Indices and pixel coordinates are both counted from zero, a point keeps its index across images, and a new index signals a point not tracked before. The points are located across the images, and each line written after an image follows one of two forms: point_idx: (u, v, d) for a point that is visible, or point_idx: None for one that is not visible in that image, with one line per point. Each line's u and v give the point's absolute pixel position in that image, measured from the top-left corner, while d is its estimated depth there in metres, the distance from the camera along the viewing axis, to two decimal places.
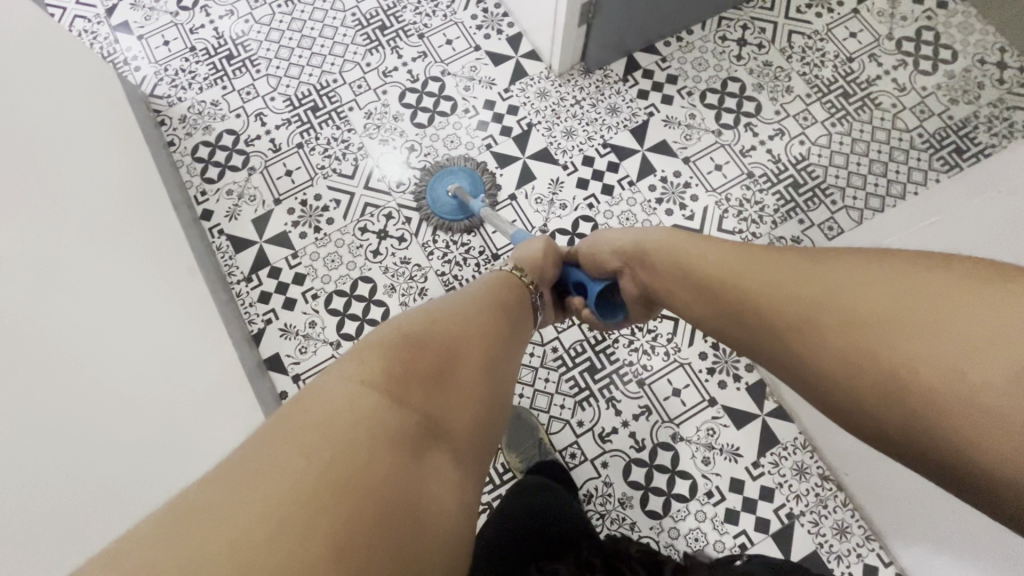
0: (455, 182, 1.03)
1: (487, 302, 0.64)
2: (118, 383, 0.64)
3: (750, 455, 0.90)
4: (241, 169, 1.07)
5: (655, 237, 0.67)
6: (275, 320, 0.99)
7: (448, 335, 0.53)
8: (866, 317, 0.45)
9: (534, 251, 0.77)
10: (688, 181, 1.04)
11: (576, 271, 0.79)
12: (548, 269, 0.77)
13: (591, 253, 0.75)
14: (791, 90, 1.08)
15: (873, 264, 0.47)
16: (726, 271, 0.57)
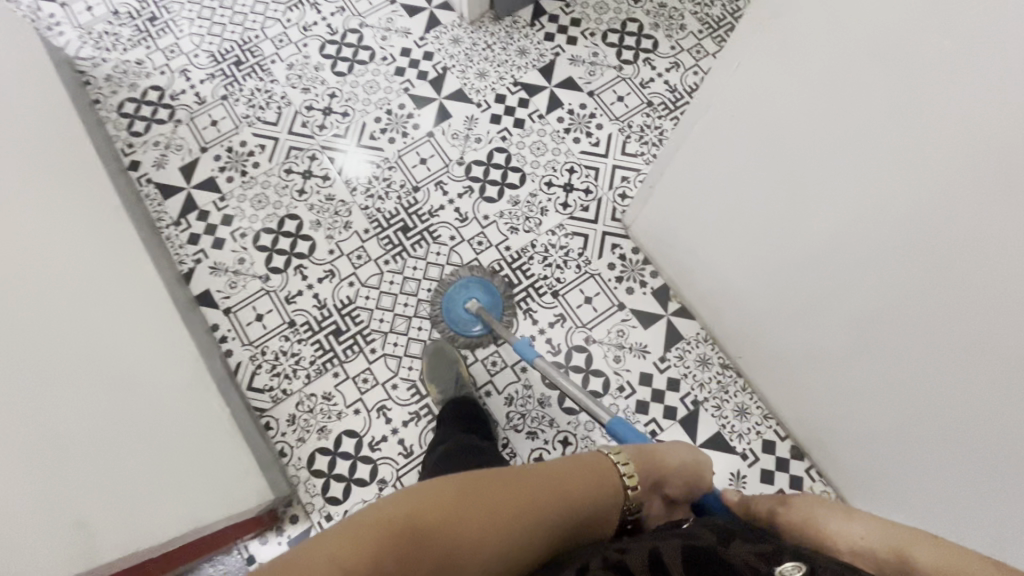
0: (474, 298, 0.99)
1: (603, 488, 0.51)
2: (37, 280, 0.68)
3: (656, 350, 0.98)
4: (167, 122, 1.11)
5: (822, 512, 0.44)
6: (205, 259, 1.03)
7: (540, 523, 0.45)
8: (883, 552, 0.38)
9: (672, 461, 0.57)
10: (593, 112, 1.12)
11: (741, 526, 0.52)
12: (673, 486, 0.57)
13: (802, 522, 0.45)
14: (684, 28, 1.18)
15: (912, 536, 0.37)
16: (805, 534, 0.44)
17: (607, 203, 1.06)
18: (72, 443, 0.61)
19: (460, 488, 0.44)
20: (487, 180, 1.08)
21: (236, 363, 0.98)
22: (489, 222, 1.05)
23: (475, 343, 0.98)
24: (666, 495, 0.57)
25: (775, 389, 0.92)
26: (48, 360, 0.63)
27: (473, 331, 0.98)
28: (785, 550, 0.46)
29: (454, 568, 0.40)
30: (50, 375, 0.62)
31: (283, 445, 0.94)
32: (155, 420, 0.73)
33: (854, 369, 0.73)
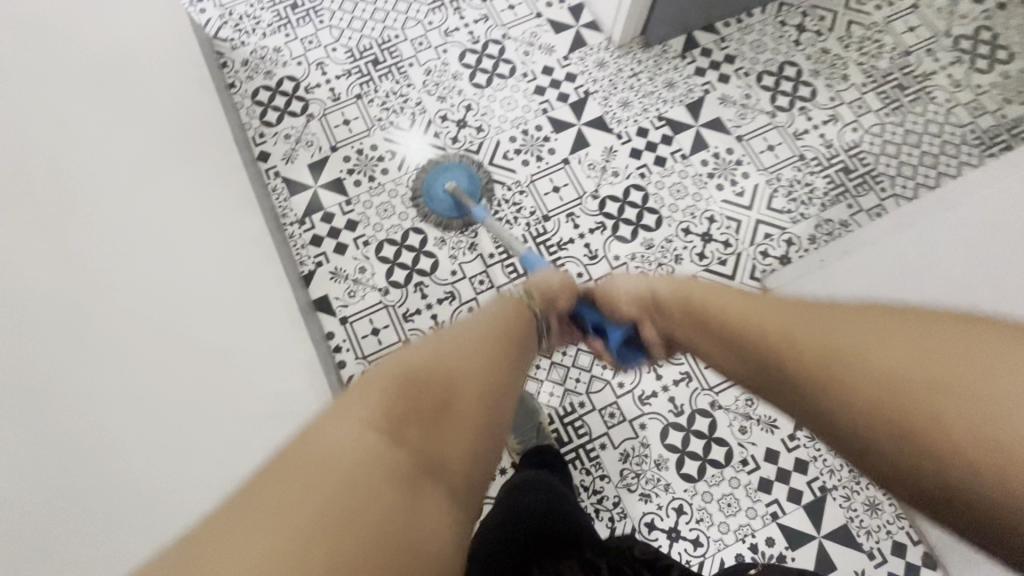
0: (453, 180, 1.02)
1: (490, 326, 0.58)
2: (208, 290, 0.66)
3: (786, 426, 0.92)
4: (300, 116, 1.09)
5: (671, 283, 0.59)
6: (326, 263, 1.01)
7: (459, 368, 0.50)
8: (904, 365, 0.40)
9: (553, 282, 0.67)
10: (740, 159, 1.05)
11: (584, 306, 0.67)
12: (563, 299, 0.67)
13: (610, 299, 0.64)
14: (846, 78, 1.10)
15: (904, 330, 0.42)
16: (684, 306, 0.57)
17: (746, 260, 1.00)
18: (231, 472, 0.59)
19: (391, 368, 0.47)
20: (621, 217, 1.02)
21: (348, 375, 0.95)
22: (620, 262, 1.00)
23: (448, 225, 1.01)
24: (558, 310, 0.67)
25: None
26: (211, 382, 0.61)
27: (449, 214, 1.01)
28: (608, 319, 0.65)
29: (439, 462, 0.43)
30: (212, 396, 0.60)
31: None
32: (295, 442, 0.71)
33: None
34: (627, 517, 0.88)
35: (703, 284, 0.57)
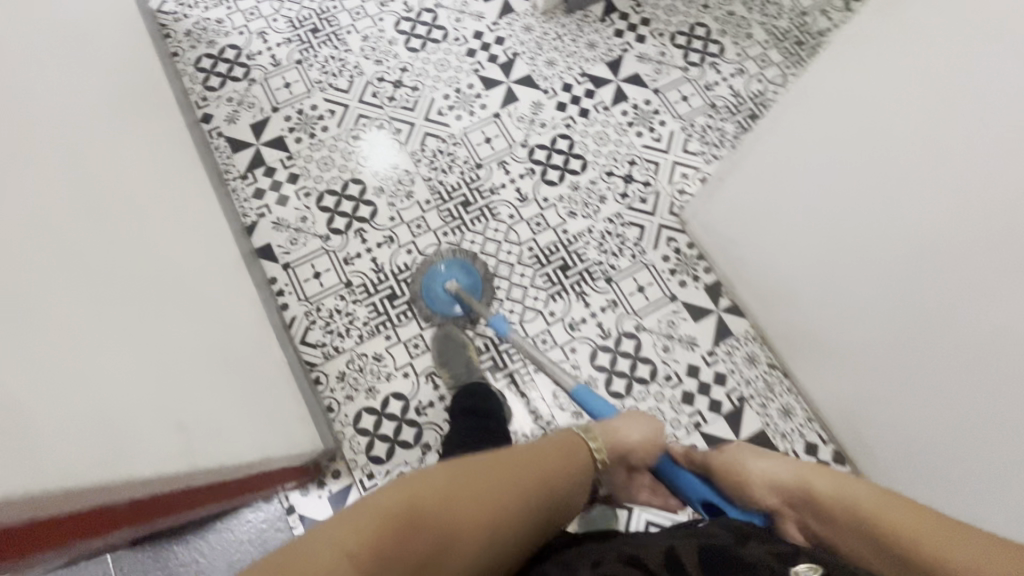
0: (453, 279, 1.00)
1: (557, 458, 0.61)
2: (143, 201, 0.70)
3: (705, 343, 0.99)
4: (242, 80, 1.14)
5: (763, 459, 0.58)
6: (269, 214, 1.05)
7: (489, 493, 0.52)
8: (906, 518, 0.46)
9: (632, 437, 0.68)
10: (657, 109, 1.14)
11: (688, 480, 0.64)
12: (636, 454, 0.68)
13: (728, 466, 0.60)
14: (751, 37, 1.20)
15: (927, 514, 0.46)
16: (766, 476, 0.56)
17: (665, 198, 1.08)
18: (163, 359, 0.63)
19: (442, 471, 0.51)
20: (549, 164, 1.09)
21: (291, 317, 0.99)
22: (549, 204, 1.07)
23: (450, 323, 0.98)
24: (631, 460, 0.68)
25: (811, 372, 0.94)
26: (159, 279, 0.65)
27: (451, 311, 0.99)
28: (727, 493, 0.59)
29: (443, 551, 0.45)
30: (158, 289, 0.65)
31: (331, 400, 0.95)
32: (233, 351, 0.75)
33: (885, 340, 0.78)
34: (560, 434, 0.94)
35: (755, 450, 0.60)
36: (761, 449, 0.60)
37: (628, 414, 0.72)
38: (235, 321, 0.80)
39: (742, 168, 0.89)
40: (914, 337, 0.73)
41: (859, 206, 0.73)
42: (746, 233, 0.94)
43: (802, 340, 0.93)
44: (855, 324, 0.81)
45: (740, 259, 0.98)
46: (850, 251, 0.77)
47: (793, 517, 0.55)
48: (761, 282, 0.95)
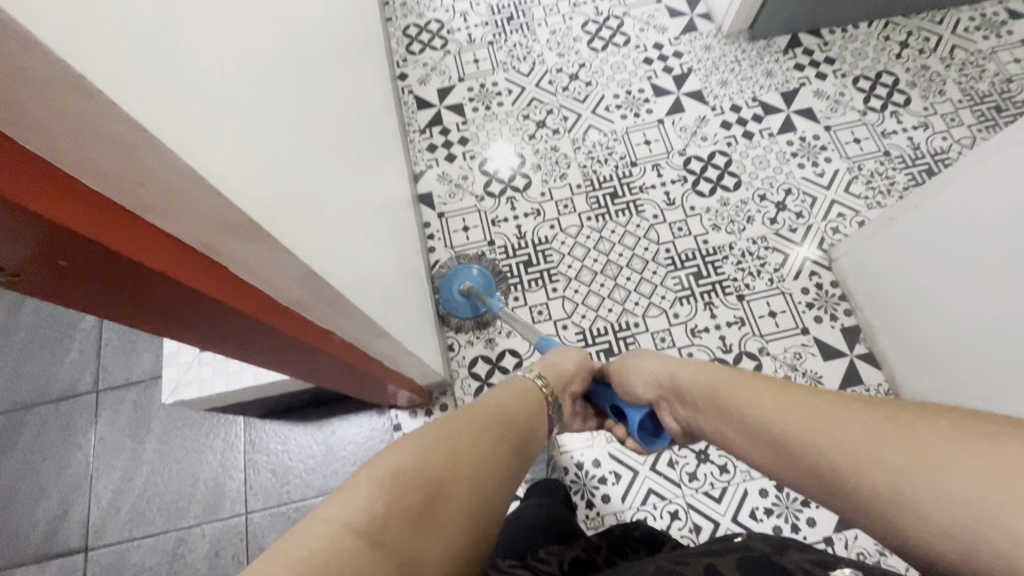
0: (466, 281, 1.02)
1: (516, 410, 0.59)
2: (364, 125, 0.81)
3: (831, 385, 0.95)
4: (438, 50, 1.27)
5: (645, 373, 0.62)
6: (435, 168, 1.16)
7: (472, 443, 0.49)
8: (809, 426, 0.41)
9: (564, 365, 0.70)
10: (825, 145, 1.13)
11: (602, 389, 0.72)
12: (575, 383, 0.71)
13: (621, 375, 0.66)
14: (943, 93, 1.16)
15: (798, 394, 0.44)
16: (710, 398, 0.52)
17: (817, 231, 1.06)
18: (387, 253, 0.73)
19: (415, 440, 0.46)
20: (702, 175, 1.12)
21: (434, 260, 1.08)
22: (694, 213, 1.09)
23: (464, 325, 1.01)
24: (572, 392, 0.71)
25: None
26: (379, 206, 0.79)
27: (466, 314, 1.01)
28: (628, 401, 0.65)
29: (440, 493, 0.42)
30: (380, 211, 0.77)
31: (453, 340, 1.02)
32: (404, 268, 0.84)
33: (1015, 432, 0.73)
34: None
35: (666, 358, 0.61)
36: (657, 353, 0.62)
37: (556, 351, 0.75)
38: (404, 247, 0.90)
39: (912, 219, 0.83)
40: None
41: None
42: (902, 277, 0.88)
43: None
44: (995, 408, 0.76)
45: (895, 306, 0.91)
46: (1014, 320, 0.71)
47: (680, 417, 0.59)
48: (911, 331, 0.89)
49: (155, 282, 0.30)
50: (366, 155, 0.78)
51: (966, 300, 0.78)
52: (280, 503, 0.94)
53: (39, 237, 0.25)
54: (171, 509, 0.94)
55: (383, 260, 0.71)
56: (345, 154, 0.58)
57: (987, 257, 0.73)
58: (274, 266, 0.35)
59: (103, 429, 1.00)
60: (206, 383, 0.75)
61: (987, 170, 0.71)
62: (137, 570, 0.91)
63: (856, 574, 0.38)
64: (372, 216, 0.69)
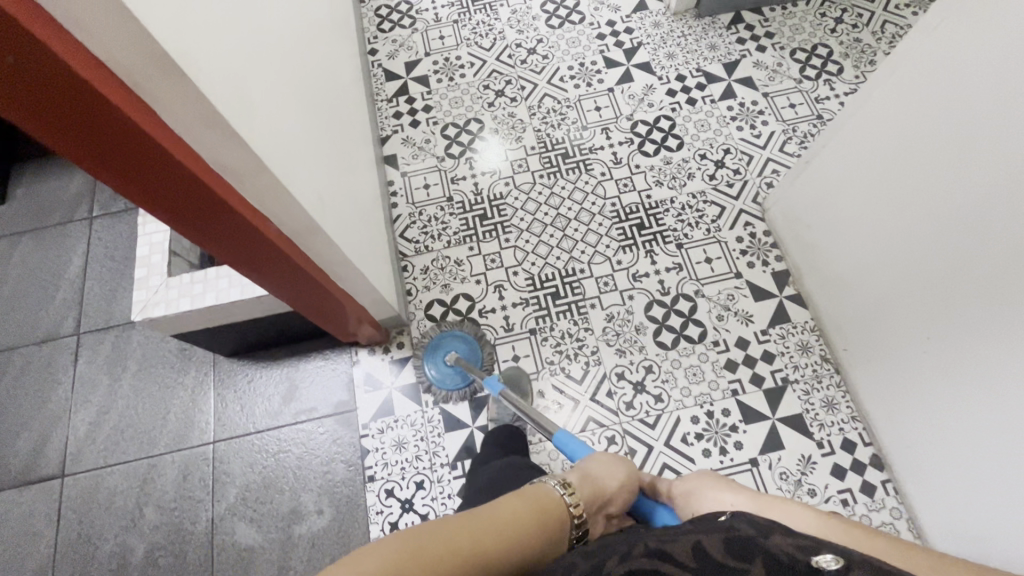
0: (453, 350, 1.01)
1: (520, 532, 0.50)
2: (329, 74, 0.90)
3: (760, 322, 1.02)
4: (407, 28, 1.36)
5: (713, 499, 0.63)
6: (401, 132, 1.24)
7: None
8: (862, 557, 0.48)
9: (609, 484, 0.63)
10: (763, 110, 1.21)
11: (658, 509, 0.66)
12: (613, 504, 0.63)
13: (687, 499, 0.65)
14: (873, 63, 1.24)
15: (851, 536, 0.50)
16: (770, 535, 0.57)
17: (752, 186, 1.13)
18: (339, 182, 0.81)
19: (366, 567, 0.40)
20: (648, 137, 1.20)
21: (397, 215, 1.16)
22: (639, 171, 1.16)
23: (453, 396, 0.99)
24: (610, 513, 0.62)
25: (858, 361, 0.95)
26: (339, 145, 0.87)
27: (454, 383, 0.98)
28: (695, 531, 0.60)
29: None
30: (338, 147, 0.85)
31: (411, 286, 1.09)
32: (361, 206, 0.92)
33: (915, 336, 0.82)
34: (601, 364, 1.01)
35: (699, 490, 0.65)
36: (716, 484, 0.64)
37: (587, 461, 0.66)
38: (364, 191, 0.98)
39: (821, 158, 0.92)
40: (943, 329, 0.77)
41: (908, 196, 0.77)
42: (818, 214, 0.96)
43: (864, 326, 0.92)
44: (898, 318, 0.84)
45: (813, 243, 0.99)
46: (904, 235, 0.79)
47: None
48: (826, 263, 0.97)
49: (91, 106, 0.37)
50: (329, 99, 0.86)
51: (867, 224, 0.86)
52: (245, 433, 1.00)
53: (26, 60, 0.33)
54: (143, 439, 1.01)
55: (336, 187, 0.79)
56: (293, 78, 0.66)
57: (878, 181, 0.81)
58: (201, 116, 0.42)
59: (82, 368, 1.07)
60: (171, 303, 0.83)
61: (877, 100, 0.78)
62: (109, 494, 0.97)
63: (838, 559, 0.38)
64: (324, 144, 0.77)
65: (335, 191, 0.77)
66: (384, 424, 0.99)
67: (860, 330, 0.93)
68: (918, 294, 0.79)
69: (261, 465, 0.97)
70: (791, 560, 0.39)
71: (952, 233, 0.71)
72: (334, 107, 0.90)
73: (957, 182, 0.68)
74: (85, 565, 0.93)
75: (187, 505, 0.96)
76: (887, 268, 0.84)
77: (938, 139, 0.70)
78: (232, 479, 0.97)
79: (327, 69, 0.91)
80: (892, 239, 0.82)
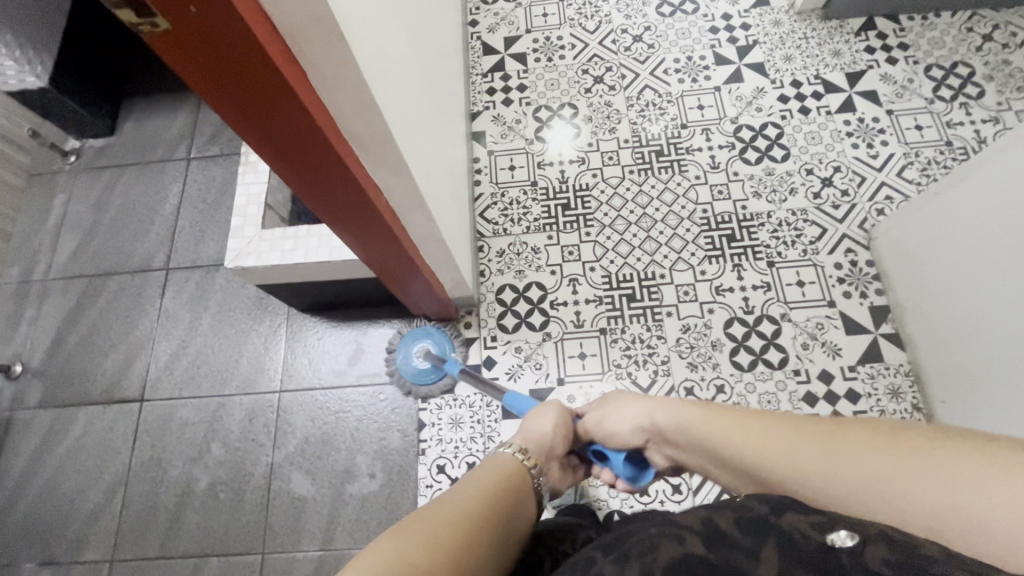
0: (427, 346, 1.01)
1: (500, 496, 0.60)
2: (434, 44, 0.89)
3: (849, 357, 0.96)
4: (511, 2, 1.32)
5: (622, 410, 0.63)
6: (492, 109, 1.22)
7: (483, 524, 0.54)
8: (854, 481, 0.41)
9: (543, 429, 0.70)
10: (884, 129, 1.11)
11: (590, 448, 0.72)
12: (556, 446, 0.71)
13: (599, 420, 0.67)
14: (1021, 90, 1.11)
15: (859, 439, 0.42)
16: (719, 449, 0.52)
17: (860, 211, 1.05)
18: (438, 158, 0.80)
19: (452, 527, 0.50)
20: (751, 144, 1.13)
21: (479, 193, 1.15)
22: (737, 178, 1.10)
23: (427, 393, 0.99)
24: (556, 456, 0.70)
25: (953, 420, 0.87)
26: (438, 117, 0.86)
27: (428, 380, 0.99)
28: (611, 450, 0.66)
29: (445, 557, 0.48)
30: (436, 119, 0.84)
31: (485, 267, 1.08)
32: (451, 183, 0.92)
33: (1018, 406, 0.74)
34: (669, 375, 0.97)
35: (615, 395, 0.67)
36: (617, 396, 0.66)
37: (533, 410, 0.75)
38: (453, 165, 0.98)
39: (944, 195, 0.84)
40: None
41: None
42: (929, 254, 0.89)
43: (964, 385, 0.84)
44: (1002, 383, 0.77)
45: (919, 283, 0.92)
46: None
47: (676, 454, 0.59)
48: (931, 308, 0.89)
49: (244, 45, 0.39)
50: (433, 70, 0.86)
51: (983, 277, 0.78)
52: (310, 387, 1.03)
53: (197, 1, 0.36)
54: (216, 378, 1.06)
55: (436, 162, 0.78)
56: (412, 48, 0.65)
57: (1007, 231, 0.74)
58: (333, 71, 0.43)
59: (169, 301, 1.12)
60: (262, 255, 0.85)
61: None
62: (181, 424, 1.03)
63: (850, 534, 0.36)
64: (428, 116, 0.76)
65: (434, 168, 0.77)
66: (443, 400, 1.00)
67: (957, 388, 0.85)
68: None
69: (322, 421, 1.00)
70: (805, 537, 0.37)
71: None
72: (435, 75, 0.89)
73: None
74: (154, 486, 1.00)
75: (250, 447, 1.00)
76: (998, 327, 0.76)
77: None
78: (294, 430, 1.00)
79: (434, 39, 0.90)
80: (1011, 297, 0.74)
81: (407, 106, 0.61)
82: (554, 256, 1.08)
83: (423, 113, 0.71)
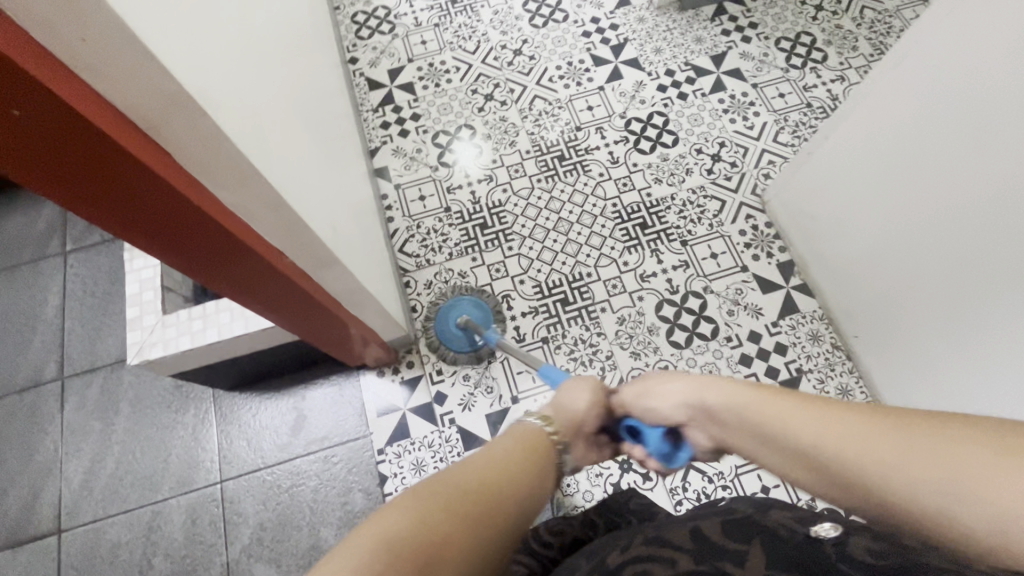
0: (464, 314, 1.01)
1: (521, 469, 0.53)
2: (316, 90, 0.87)
3: (770, 314, 1.03)
4: (387, 34, 1.31)
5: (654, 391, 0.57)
6: (390, 143, 1.20)
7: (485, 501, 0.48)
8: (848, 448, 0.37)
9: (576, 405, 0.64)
10: (753, 101, 1.21)
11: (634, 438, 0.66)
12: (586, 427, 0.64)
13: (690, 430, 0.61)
14: (855, 49, 1.25)
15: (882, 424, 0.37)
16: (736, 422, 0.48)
17: (750, 179, 1.14)
18: (341, 205, 0.78)
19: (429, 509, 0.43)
20: (642, 135, 1.19)
21: (394, 229, 1.12)
22: (637, 169, 1.15)
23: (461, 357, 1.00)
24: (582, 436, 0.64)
25: (867, 349, 0.96)
26: (334, 163, 0.84)
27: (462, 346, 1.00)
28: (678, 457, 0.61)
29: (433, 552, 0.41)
30: (332, 165, 0.82)
31: (416, 302, 1.06)
32: (361, 226, 0.89)
33: (914, 327, 0.84)
34: (617, 369, 1.00)
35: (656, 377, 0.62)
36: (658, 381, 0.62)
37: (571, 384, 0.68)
38: (360, 207, 0.95)
39: (816, 154, 0.93)
40: (938, 320, 0.79)
41: (902, 191, 0.78)
42: (815, 208, 0.98)
43: (869, 317, 0.93)
44: (898, 309, 0.86)
45: (812, 236, 1.01)
46: (897, 227, 0.81)
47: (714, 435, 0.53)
48: (826, 255, 0.99)
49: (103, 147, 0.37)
50: (318, 116, 0.83)
51: (861, 220, 0.88)
52: (254, 469, 0.96)
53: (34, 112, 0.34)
54: (145, 485, 0.95)
55: (340, 210, 0.76)
56: (289, 102, 0.63)
57: (869, 177, 0.83)
58: (209, 151, 0.41)
59: (71, 414, 1.00)
60: (168, 342, 0.78)
61: (867, 100, 0.80)
62: (113, 546, 0.92)
63: (834, 525, 0.38)
64: (322, 165, 0.74)
65: (340, 216, 0.75)
66: (400, 447, 0.96)
67: (864, 320, 0.95)
68: (911, 285, 0.82)
69: (276, 501, 0.93)
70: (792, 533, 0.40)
71: (948, 221, 0.73)
72: (323, 121, 0.86)
73: (952, 180, 0.70)
74: None
75: (199, 551, 0.91)
76: (882, 261, 0.86)
77: (931, 135, 0.71)
78: (246, 519, 0.92)
79: (314, 84, 0.88)
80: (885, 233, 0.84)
81: (299, 164, 0.58)
82: (483, 275, 1.07)
83: (316, 164, 0.69)
